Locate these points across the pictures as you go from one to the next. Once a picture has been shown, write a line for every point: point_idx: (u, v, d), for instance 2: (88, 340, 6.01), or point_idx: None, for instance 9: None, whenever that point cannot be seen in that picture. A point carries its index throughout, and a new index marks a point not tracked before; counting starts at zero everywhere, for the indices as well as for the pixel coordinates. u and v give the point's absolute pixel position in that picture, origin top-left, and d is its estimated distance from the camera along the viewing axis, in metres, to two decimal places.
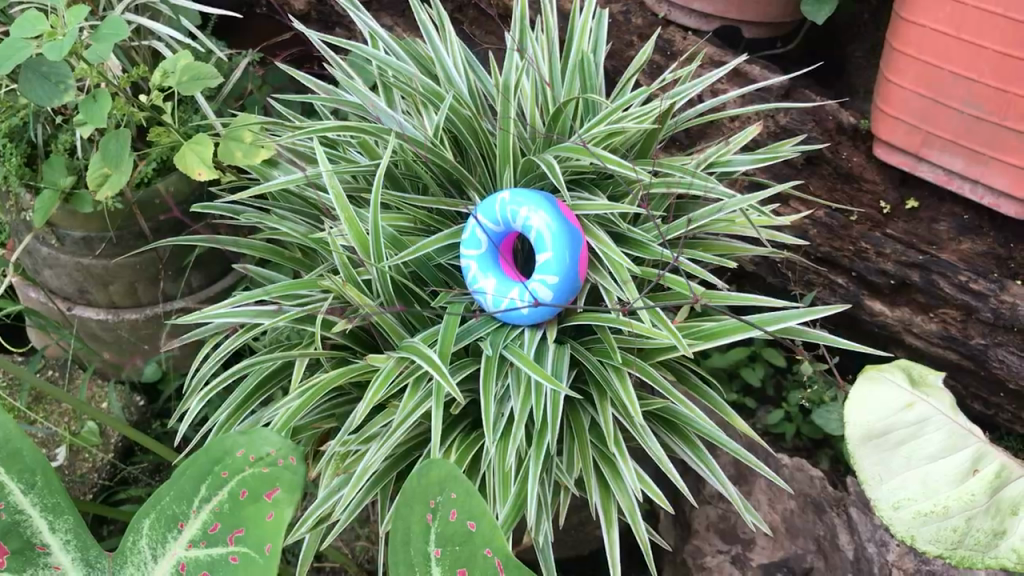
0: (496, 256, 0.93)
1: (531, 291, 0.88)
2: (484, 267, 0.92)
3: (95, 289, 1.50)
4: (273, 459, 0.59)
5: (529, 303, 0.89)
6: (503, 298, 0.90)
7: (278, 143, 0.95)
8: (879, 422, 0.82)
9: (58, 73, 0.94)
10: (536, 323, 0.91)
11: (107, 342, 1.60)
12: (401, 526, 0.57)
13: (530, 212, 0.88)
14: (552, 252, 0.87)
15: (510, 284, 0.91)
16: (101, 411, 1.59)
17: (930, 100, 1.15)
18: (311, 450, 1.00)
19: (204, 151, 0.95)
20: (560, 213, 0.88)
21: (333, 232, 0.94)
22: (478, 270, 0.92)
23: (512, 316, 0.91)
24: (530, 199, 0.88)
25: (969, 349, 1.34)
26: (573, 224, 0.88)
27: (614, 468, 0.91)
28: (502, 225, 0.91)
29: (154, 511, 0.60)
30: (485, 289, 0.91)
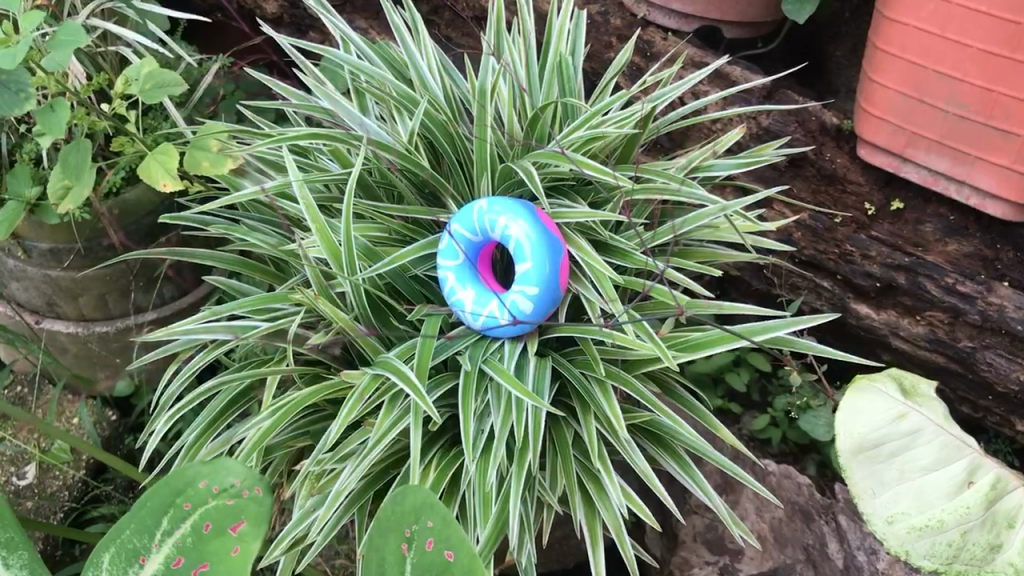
0: (475, 267, 0.90)
1: (510, 302, 0.85)
2: (463, 278, 0.89)
3: (64, 301, 1.46)
4: (237, 491, 0.56)
5: (508, 315, 0.86)
6: (482, 311, 0.87)
7: (246, 151, 0.92)
8: (870, 434, 0.80)
9: (16, 81, 0.90)
10: (517, 336, 0.88)
11: (77, 355, 1.56)
12: (376, 555, 0.54)
13: (507, 221, 0.85)
14: (531, 262, 0.84)
15: (490, 296, 0.88)
16: (72, 427, 1.55)
17: (913, 100, 1.13)
18: (286, 469, 0.96)
19: (169, 161, 0.92)
20: (539, 222, 0.85)
21: (304, 244, 0.91)
22: (456, 281, 0.89)
23: (491, 329, 0.88)
24: (508, 208, 0.85)
25: (957, 352, 1.32)
26: (553, 233, 0.85)
27: (599, 485, 0.88)
28: (480, 235, 0.88)
29: (112, 545, 0.56)
30: (464, 301, 0.88)
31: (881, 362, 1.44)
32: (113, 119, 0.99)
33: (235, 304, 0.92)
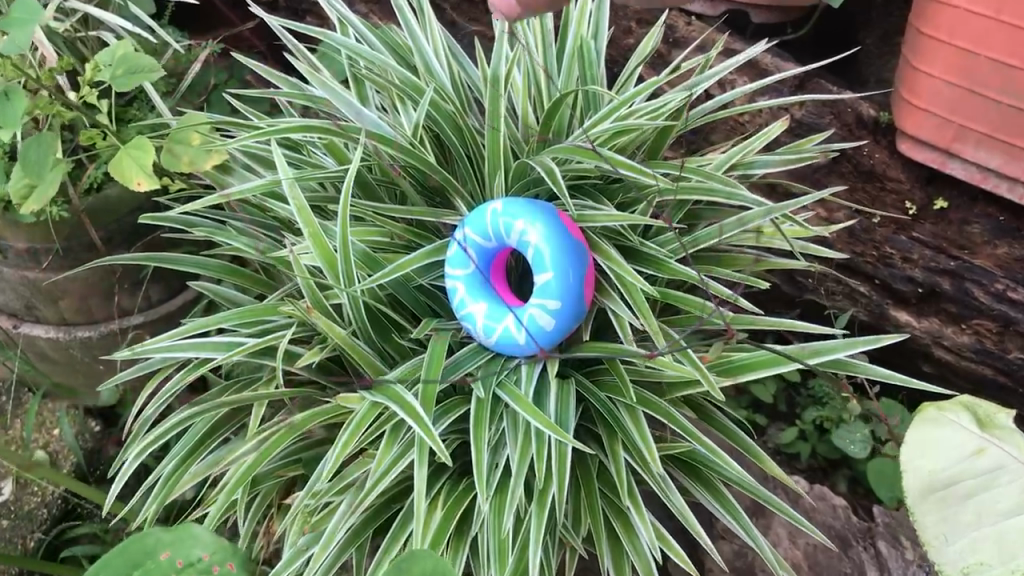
0: (488, 275, 0.79)
1: (528, 319, 0.75)
2: (474, 290, 0.79)
3: (43, 305, 1.36)
4: (207, 565, 0.54)
5: (526, 333, 0.76)
6: (497, 327, 0.77)
7: (227, 146, 0.81)
8: (943, 471, 0.66)
9: None
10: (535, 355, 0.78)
11: (58, 362, 1.45)
12: None
13: (526, 227, 0.75)
14: (552, 272, 0.74)
15: (505, 310, 0.77)
16: (52, 438, 1.45)
17: (962, 90, 1.02)
18: (277, 501, 0.86)
19: (144, 156, 0.81)
20: (560, 225, 0.75)
21: (294, 249, 0.81)
22: (466, 293, 0.79)
23: (507, 347, 0.78)
24: (526, 211, 0.75)
25: (1006, 364, 1.22)
26: (575, 237, 0.75)
27: (628, 524, 0.78)
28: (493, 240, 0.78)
29: None
30: (475, 315, 0.78)
31: (920, 373, 1.34)
32: (81, 109, 0.88)
33: (217, 318, 0.82)
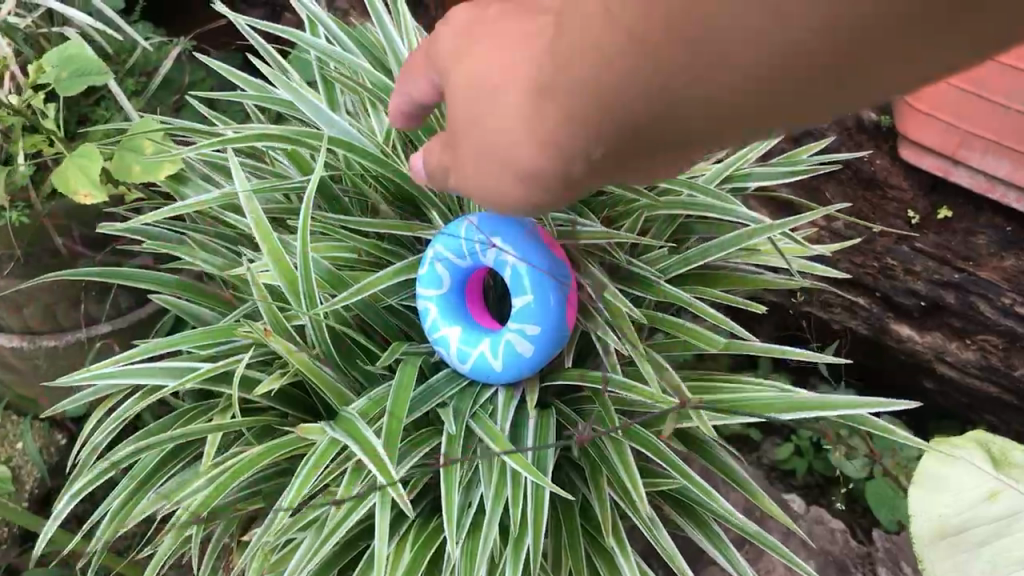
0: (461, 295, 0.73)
1: (506, 347, 0.69)
2: (447, 312, 0.72)
3: (5, 313, 1.30)
4: None
5: (503, 362, 0.69)
6: (471, 353, 0.71)
7: (178, 156, 0.75)
8: (953, 517, 0.64)
9: None
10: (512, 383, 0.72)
11: (21, 372, 1.39)
12: None
13: (507, 248, 0.68)
14: (534, 295, 0.68)
15: (480, 334, 0.71)
16: (14, 452, 1.38)
17: (969, 94, 0.96)
18: (235, 535, 0.80)
19: (89, 166, 0.75)
20: (541, 244, 0.68)
21: (252, 266, 0.75)
22: (438, 315, 0.72)
23: (480, 374, 0.71)
24: (507, 231, 0.68)
25: (1012, 381, 1.16)
26: (556, 256, 0.69)
27: (612, 566, 0.73)
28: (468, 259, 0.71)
29: None
30: (449, 340, 0.71)
31: (922, 389, 1.28)
32: (28, 112, 0.82)
33: (170, 339, 0.75)
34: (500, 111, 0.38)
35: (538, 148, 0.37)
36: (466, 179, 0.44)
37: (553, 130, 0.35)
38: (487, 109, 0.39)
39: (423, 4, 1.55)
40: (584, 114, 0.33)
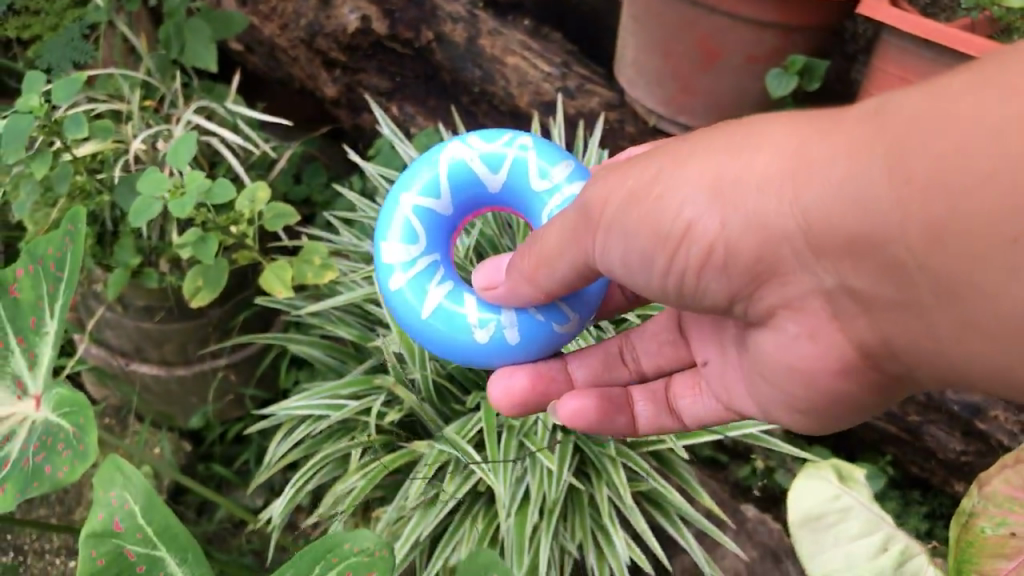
0: (511, 179, 1.13)
1: (410, 254, 1.12)
2: (512, 168, 1.13)
3: (151, 348, 1.72)
4: (371, 551, 0.91)
5: (401, 219, 1.12)
6: (438, 193, 1.13)
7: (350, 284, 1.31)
8: (813, 509, 1.08)
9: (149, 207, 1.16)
10: (402, 276, 1.11)
11: (159, 394, 1.82)
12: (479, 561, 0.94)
13: (440, 306, 1.10)
14: (425, 294, 1.11)
15: (451, 198, 1.14)
16: (155, 455, 1.83)
17: (899, 78, 1.44)
18: (365, 512, 1.31)
19: (284, 274, 1.19)
20: (440, 321, 1.10)
21: (385, 341, 1.26)
22: (510, 161, 1.13)
23: (431, 168, 1.13)
24: (460, 330, 1.09)
25: (906, 423, 1.57)
26: (434, 329, 1.10)
27: (608, 537, 1.25)
28: (530, 215, 1.14)
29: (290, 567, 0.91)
30: (495, 155, 1.13)
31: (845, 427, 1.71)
32: (237, 237, 1.28)
33: (330, 386, 1.28)
34: (817, 128, 0.70)
35: (855, 135, 0.67)
36: (734, 160, 0.74)
37: (842, 142, 0.67)
38: (714, 141, 0.77)
39: (472, 113, 2.01)
40: (904, 122, 0.64)
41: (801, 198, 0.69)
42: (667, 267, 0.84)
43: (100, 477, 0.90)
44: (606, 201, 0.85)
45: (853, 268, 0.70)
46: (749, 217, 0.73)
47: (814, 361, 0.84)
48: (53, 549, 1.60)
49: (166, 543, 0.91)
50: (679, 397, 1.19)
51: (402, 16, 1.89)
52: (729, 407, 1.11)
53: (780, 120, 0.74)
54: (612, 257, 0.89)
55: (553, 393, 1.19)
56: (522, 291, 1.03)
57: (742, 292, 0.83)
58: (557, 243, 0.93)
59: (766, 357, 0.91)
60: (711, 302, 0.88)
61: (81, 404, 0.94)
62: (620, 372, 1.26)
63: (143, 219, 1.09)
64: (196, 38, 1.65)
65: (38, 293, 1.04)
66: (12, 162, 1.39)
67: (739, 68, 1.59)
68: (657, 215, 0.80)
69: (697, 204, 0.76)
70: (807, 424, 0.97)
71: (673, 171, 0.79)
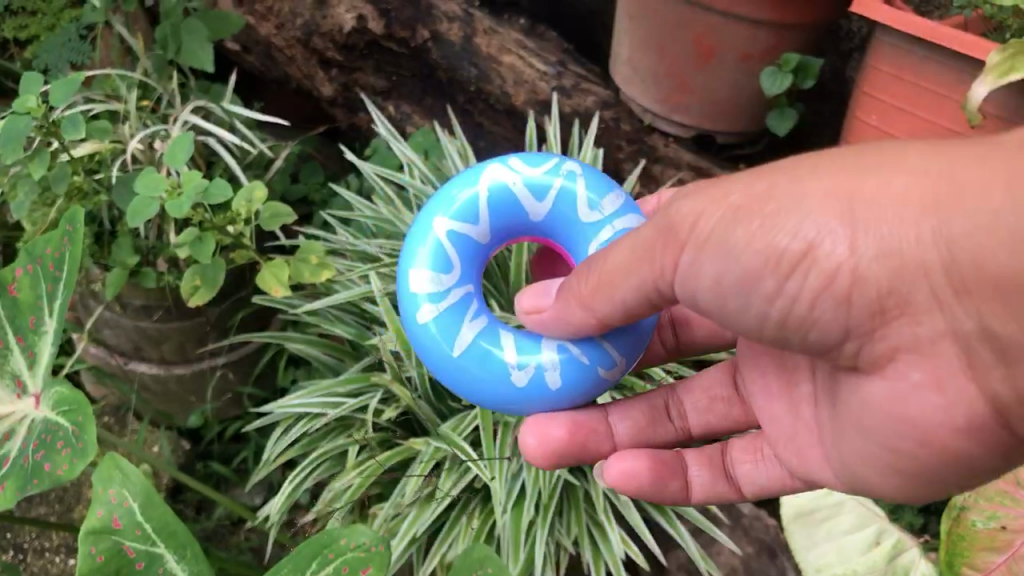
0: (558, 206, 1.08)
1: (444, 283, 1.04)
2: (559, 196, 1.07)
3: (149, 347, 1.73)
4: (368, 546, 0.92)
5: (433, 245, 1.05)
6: (476, 218, 1.07)
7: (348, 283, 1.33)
8: (808, 505, 1.23)
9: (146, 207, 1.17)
10: (432, 307, 1.03)
11: (158, 393, 1.83)
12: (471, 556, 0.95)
13: (474, 343, 1.03)
14: (457, 328, 1.03)
15: (490, 224, 1.08)
16: (153, 454, 1.84)
17: (893, 77, 1.44)
18: (362, 509, 1.32)
19: (281, 273, 1.20)
20: (472, 358, 1.02)
21: (384, 339, 1.28)
22: (558, 187, 1.07)
23: (470, 189, 1.07)
24: (497, 368, 1.01)
25: None
26: (465, 367, 1.02)
27: (603, 533, 1.26)
28: (572, 247, 1.09)
29: (285, 563, 0.92)
30: (541, 179, 1.08)
31: None
32: (234, 236, 1.29)
33: (327, 384, 1.30)
34: (968, 162, 0.69)
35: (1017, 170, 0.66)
36: (867, 183, 0.71)
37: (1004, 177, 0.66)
38: (838, 164, 0.74)
39: (468, 112, 2.02)
40: None
41: (944, 224, 0.67)
42: (773, 292, 0.77)
43: (98, 474, 0.91)
44: (704, 215, 0.79)
45: (998, 308, 0.67)
46: (885, 245, 0.70)
47: (935, 421, 0.76)
48: (52, 547, 1.61)
49: (164, 540, 0.92)
50: (737, 463, 1.12)
51: (398, 15, 1.88)
52: (794, 476, 1.04)
53: (911, 151, 0.72)
54: (696, 287, 0.82)
55: (593, 449, 1.11)
56: (574, 316, 0.95)
57: (858, 331, 0.76)
58: (624, 261, 0.86)
59: (868, 414, 0.82)
60: (818, 339, 0.80)
61: (79, 403, 0.95)
62: (665, 429, 1.18)
63: (142, 219, 1.09)
64: (192, 38, 1.65)
65: (37, 292, 1.05)
66: (11, 162, 1.40)
67: (734, 66, 1.60)
68: (773, 228, 0.74)
69: (823, 219, 0.71)
70: (905, 496, 0.86)
71: (796, 186, 0.74)
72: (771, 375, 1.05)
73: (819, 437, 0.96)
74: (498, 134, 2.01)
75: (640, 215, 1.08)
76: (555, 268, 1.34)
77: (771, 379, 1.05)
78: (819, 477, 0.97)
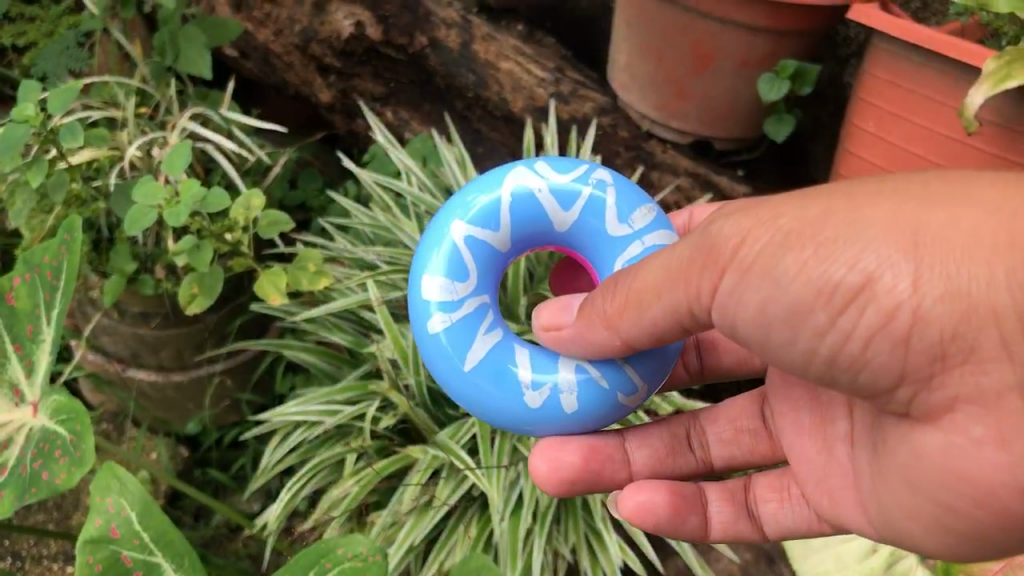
0: (584, 216, 1.07)
1: (457, 294, 1.04)
2: (587, 206, 1.07)
3: (147, 353, 1.73)
4: (365, 556, 0.92)
5: (449, 250, 1.05)
6: (496, 224, 1.07)
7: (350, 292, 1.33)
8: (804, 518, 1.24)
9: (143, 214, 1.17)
10: (446, 317, 1.03)
11: (156, 399, 1.83)
12: (467, 565, 0.95)
13: (486, 358, 1.03)
14: (470, 341, 1.03)
15: (510, 231, 1.07)
16: (151, 460, 1.84)
17: (891, 84, 1.44)
18: (358, 517, 1.32)
19: (279, 281, 1.20)
20: (484, 374, 1.02)
21: (383, 347, 1.29)
22: (586, 196, 1.07)
23: (492, 193, 1.07)
24: (510, 387, 1.02)
25: None
26: (476, 385, 1.02)
27: (600, 541, 1.27)
28: (597, 260, 1.08)
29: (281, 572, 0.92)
30: (569, 189, 1.07)
31: None
32: (232, 244, 1.29)
33: (325, 392, 1.30)
34: None
35: None
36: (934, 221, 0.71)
37: None
38: (900, 199, 0.73)
39: (467, 118, 2.02)
40: None
41: (1018, 271, 0.67)
42: (824, 326, 0.75)
43: (95, 483, 0.91)
44: (750, 238, 0.77)
45: None
46: (952, 285, 0.69)
47: (994, 479, 0.74)
48: (50, 555, 1.60)
49: (161, 549, 0.92)
50: (761, 501, 1.11)
51: (396, 21, 1.88)
52: (823, 518, 1.04)
53: (977, 185, 0.73)
54: (738, 313, 0.81)
55: (608, 477, 1.12)
56: (598, 334, 0.94)
57: (915, 376, 0.74)
58: (657, 280, 0.85)
59: (920, 466, 0.80)
60: (868, 382, 0.78)
61: (77, 412, 0.95)
62: (686, 459, 1.18)
63: (140, 227, 1.10)
64: (190, 45, 1.65)
65: (35, 301, 1.05)
66: (9, 170, 1.40)
67: (732, 72, 1.60)
68: (830, 257, 0.72)
69: (886, 251, 0.70)
70: (953, 552, 0.84)
71: (855, 215, 0.73)
72: (804, 411, 1.06)
73: (854, 480, 0.96)
74: (497, 140, 2.01)
75: (670, 229, 1.07)
76: (578, 281, 1.33)
77: (804, 416, 1.05)
78: (849, 519, 0.97)
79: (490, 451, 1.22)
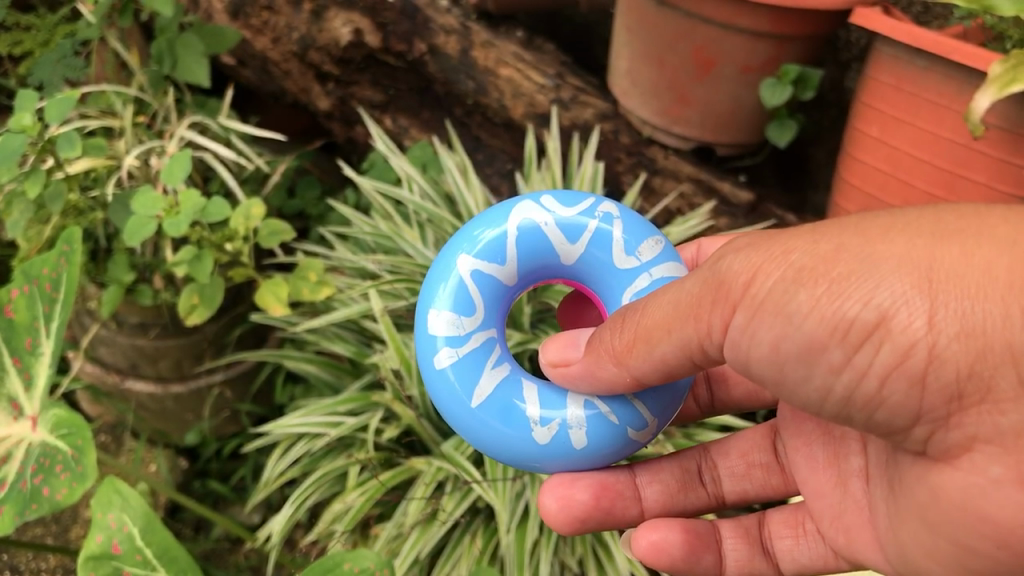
0: (592, 249, 1.06)
1: (460, 329, 1.02)
2: (596, 240, 1.05)
3: (146, 364, 1.71)
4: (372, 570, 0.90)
5: (456, 285, 1.04)
6: (503, 259, 1.05)
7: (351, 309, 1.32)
8: None
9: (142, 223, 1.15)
10: (452, 353, 1.02)
11: (155, 411, 1.81)
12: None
13: (494, 393, 1.01)
14: (476, 377, 1.01)
15: (516, 265, 1.06)
16: (150, 472, 1.82)
17: (896, 89, 1.43)
18: (362, 530, 1.31)
19: (280, 291, 1.19)
20: (493, 411, 1.00)
21: (385, 358, 1.28)
22: (593, 229, 1.06)
23: (498, 227, 1.06)
24: (518, 423, 0.99)
25: None
26: (487, 423, 1.00)
27: (607, 552, 1.26)
28: (604, 293, 1.07)
29: None
30: (576, 223, 1.06)
31: None
32: (234, 254, 1.28)
33: (329, 404, 1.28)
34: None
35: None
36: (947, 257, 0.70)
37: None
38: (910, 233, 0.72)
39: (466, 125, 2.02)
40: None
41: None
42: (839, 364, 0.74)
43: (96, 499, 0.89)
44: (760, 275, 0.76)
45: None
46: (970, 325, 0.68)
47: (1012, 517, 0.73)
48: (48, 568, 1.59)
49: (165, 565, 0.90)
50: (775, 537, 1.10)
51: (395, 29, 1.86)
52: (839, 555, 1.02)
53: (987, 218, 0.72)
54: (751, 352, 0.79)
55: (619, 513, 1.10)
56: (606, 370, 0.92)
57: (931, 415, 0.74)
58: (666, 315, 0.83)
59: (936, 503, 0.80)
60: (884, 420, 0.77)
61: (77, 426, 0.94)
62: (698, 494, 1.16)
63: (141, 238, 1.08)
64: (188, 53, 1.64)
65: (34, 313, 1.03)
66: (8, 182, 1.38)
67: (733, 77, 1.58)
68: (844, 294, 0.71)
69: (902, 289, 0.69)
70: None
71: (869, 251, 0.72)
72: (816, 445, 1.05)
73: (870, 515, 0.95)
74: (497, 148, 2.01)
75: (678, 261, 1.06)
76: (581, 316, 1.33)
77: (815, 450, 1.05)
78: (865, 556, 0.96)
79: (496, 464, 1.22)
